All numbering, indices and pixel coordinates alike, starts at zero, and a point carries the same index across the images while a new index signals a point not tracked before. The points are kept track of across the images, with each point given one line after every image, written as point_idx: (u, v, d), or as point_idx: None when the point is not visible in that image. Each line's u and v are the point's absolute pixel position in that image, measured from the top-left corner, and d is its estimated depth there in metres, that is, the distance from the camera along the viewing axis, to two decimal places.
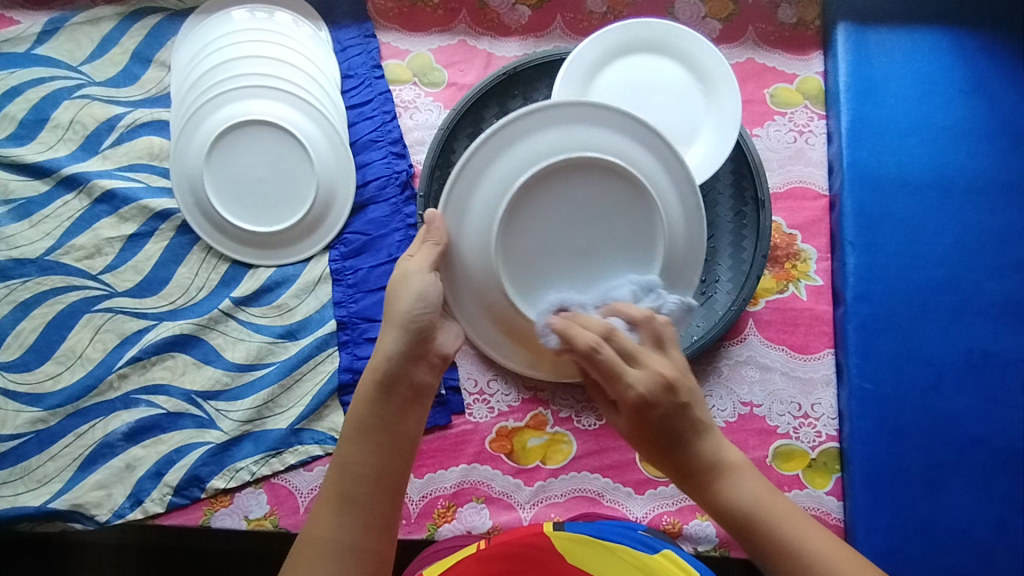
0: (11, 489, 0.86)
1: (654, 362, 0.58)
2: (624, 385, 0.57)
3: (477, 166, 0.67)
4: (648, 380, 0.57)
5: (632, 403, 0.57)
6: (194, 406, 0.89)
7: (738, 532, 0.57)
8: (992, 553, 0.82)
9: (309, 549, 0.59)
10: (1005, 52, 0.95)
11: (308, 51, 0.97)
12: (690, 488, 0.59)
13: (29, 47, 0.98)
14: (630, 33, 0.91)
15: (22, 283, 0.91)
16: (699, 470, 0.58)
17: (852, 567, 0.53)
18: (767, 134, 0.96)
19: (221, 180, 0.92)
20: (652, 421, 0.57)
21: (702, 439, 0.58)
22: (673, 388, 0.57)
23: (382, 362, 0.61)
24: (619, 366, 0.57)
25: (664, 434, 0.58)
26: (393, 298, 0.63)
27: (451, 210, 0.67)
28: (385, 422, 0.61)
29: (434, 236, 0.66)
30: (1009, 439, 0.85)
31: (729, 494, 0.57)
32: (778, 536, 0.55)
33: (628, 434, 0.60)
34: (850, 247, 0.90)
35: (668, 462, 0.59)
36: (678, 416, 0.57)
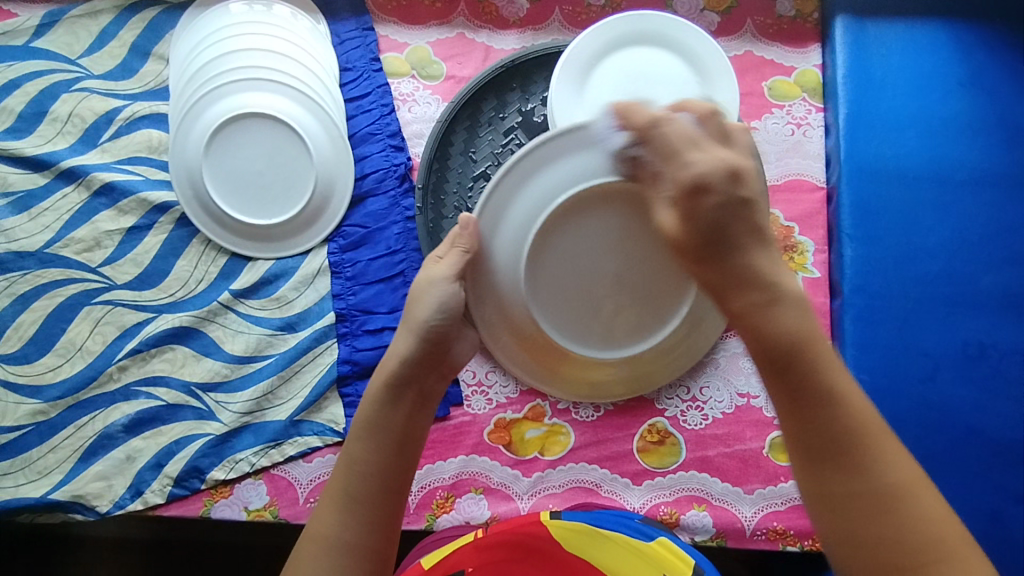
0: (11, 481, 0.86)
1: (713, 150, 0.56)
2: (681, 161, 0.55)
3: (518, 178, 0.63)
4: (710, 161, 0.55)
5: (686, 183, 0.54)
6: (194, 398, 0.89)
7: (776, 369, 0.53)
8: (988, 543, 0.82)
9: (310, 545, 0.57)
10: (1002, 44, 0.95)
11: (305, 44, 0.97)
12: (746, 302, 0.54)
13: (27, 40, 0.98)
14: (629, 25, 0.92)
15: (21, 276, 0.92)
16: (753, 281, 0.54)
17: (883, 431, 0.53)
18: (764, 127, 0.96)
19: (220, 173, 0.92)
20: (704, 211, 0.54)
21: (757, 251, 0.55)
22: (735, 177, 0.54)
23: (394, 364, 0.61)
24: (679, 146, 0.56)
25: (716, 234, 0.54)
26: (412, 304, 0.63)
27: (486, 220, 0.64)
28: (393, 423, 0.60)
29: (463, 241, 0.63)
30: (1004, 430, 0.85)
31: (787, 322, 0.53)
32: (819, 375, 0.52)
33: (671, 236, 0.56)
34: (847, 239, 0.91)
35: (714, 273, 0.54)
36: (738, 212, 0.54)
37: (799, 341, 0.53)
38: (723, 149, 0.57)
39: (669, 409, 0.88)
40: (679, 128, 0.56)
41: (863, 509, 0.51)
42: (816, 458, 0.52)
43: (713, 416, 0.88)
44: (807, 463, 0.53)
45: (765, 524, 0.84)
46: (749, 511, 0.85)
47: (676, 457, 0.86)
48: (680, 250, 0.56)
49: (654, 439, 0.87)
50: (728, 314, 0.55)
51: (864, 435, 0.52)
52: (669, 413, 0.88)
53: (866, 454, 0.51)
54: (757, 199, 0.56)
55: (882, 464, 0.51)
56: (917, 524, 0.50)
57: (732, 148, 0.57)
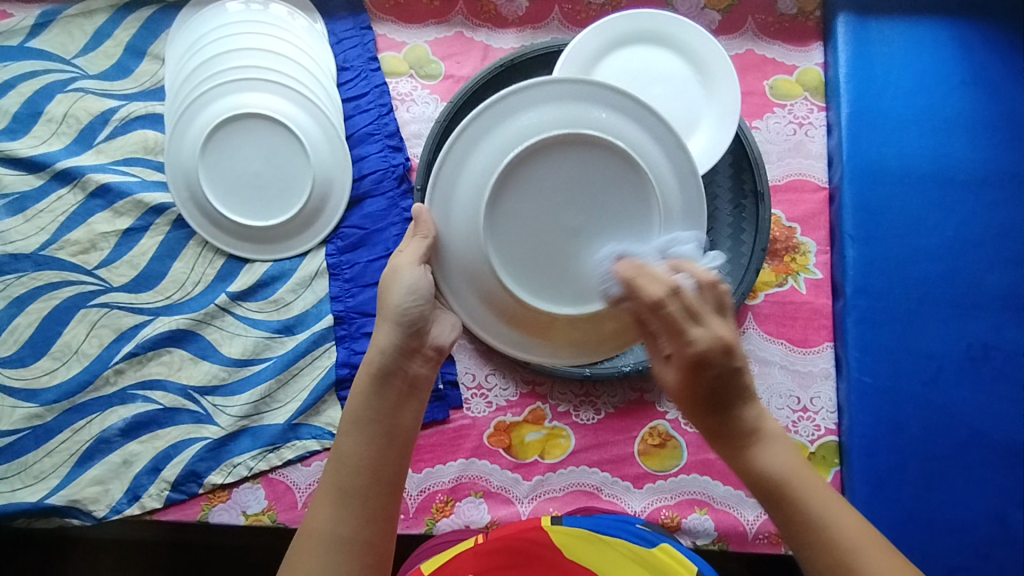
0: (7, 485, 0.85)
1: (718, 325, 0.53)
2: (685, 340, 0.52)
3: (459, 155, 0.66)
4: (710, 337, 0.52)
5: (692, 359, 0.52)
6: (191, 402, 0.89)
7: (769, 502, 0.53)
8: (991, 546, 0.82)
9: (304, 544, 0.55)
10: (1005, 43, 0.94)
11: (302, 43, 0.96)
12: (728, 451, 0.54)
13: (22, 40, 0.97)
14: (629, 24, 0.91)
15: (16, 279, 0.91)
16: (741, 433, 0.54)
17: (885, 556, 0.50)
18: (766, 126, 0.96)
19: (216, 173, 0.91)
20: (704, 380, 0.52)
21: (747, 405, 0.54)
22: (731, 351, 0.52)
23: (376, 355, 0.60)
24: (682, 322, 0.52)
25: (712, 393, 0.53)
26: (386, 294, 0.63)
27: (437, 201, 0.67)
28: (382, 414, 0.58)
29: (422, 230, 0.66)
30: (1008, 432, 0.85)
31: (767, 464, 0.53)
32: (813, 521, 0.51)
33: (670, 391, 0.55)
34: (849, 240, 0.90)
35: (706, 423, 0.54)
36: (732, 379, 0.53)
37: (789, 482, 0.52)
38: (732, 326, 0.54)
39: (670, 412, 0.88)
40: (681, 297, 0.53)
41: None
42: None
43: None
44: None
45: (768, 528, 0.84)
46: (750, 514, 0.84)
47: (677, 461, 0.86)
48: (677, 403, 0.56)
49: (655, 442, 0.87)
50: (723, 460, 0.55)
51: (868, 565, 0.49)
52: (670, 415, 0.88)
53: None
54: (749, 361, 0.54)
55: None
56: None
57: (726, 322, 0.53)
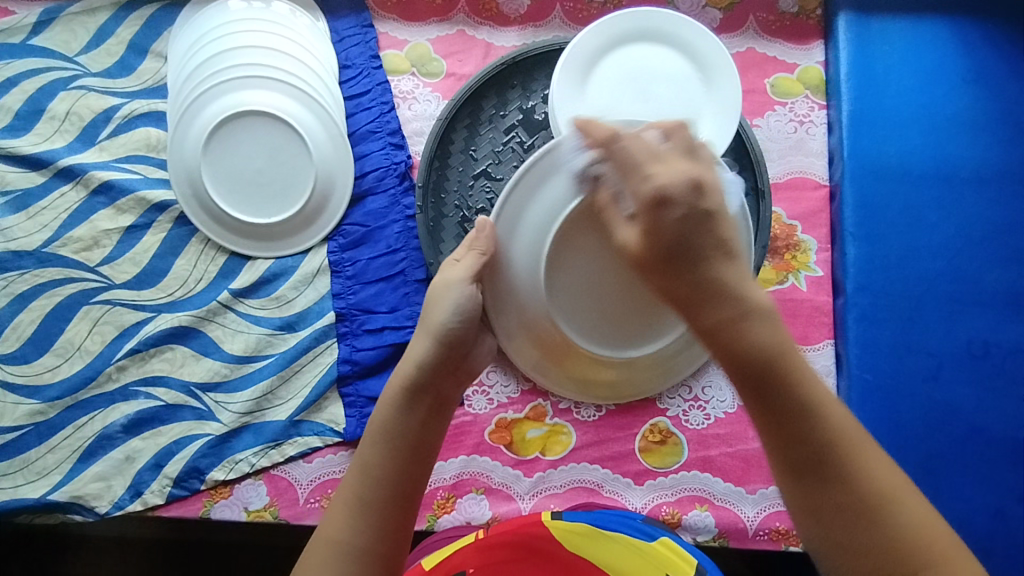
0: (10, 482, 0.86)
1: (674, 166, 0.58)
2: (643, 175, 0.58)
3: (520, 197, 0.69)
4: (672, 178, 0.57)
5: (648, 197, 0.56)
6: (193, 398, 0.89)
7: (754, 384, 0.55)
8: (992, 543, 0.82)
9: (321, 549, 0.57)
10: (1005, 41, 0.94)
11: (304, 41, 0.96)
12: (715, 319, 0.55)
13: (25, 38, 0.97)
14: (630, 22, 0.91)
15: (19, 276, 0.91)
16: (728, 310, 0.55)
17: (864, 440, 0.56)
18: (767, 124, 0.96)
19: (219, 171, 0.92)
20: (667, 228, 0.56)
21: (724, 263, 0.56)
22: (698, 189, 0.56)
23: (412, 369, 0.62)
24: (643, 165, 0.58)
25: (678, 248, 0.56)
26: (431, 308, 0.66)
27: (504, 218, 0.69)
28: (407, 430, 0.60)
29: (480, 245, 0.69)
30: (1008, 429, 0.85)
31: (759, 337, 0.54)
32: (800, 388, 0.55)
33: (634, 251, 0.58)
34: (850, 238, 0.90)
35: (669, 283, 0.57)
36: (695, 231, 0.56)
37: (779, 355, 0.54)
38: (684, 163, 0.59)
39: (671, 409, 0.88)
40: (638, 144, 0.59)
41: (847, 521, 0.54)
42: (802, 469, 0.55)
43: (715, 416, 0.88)
44: (798, 478, 0.55)
45: (768, 524, 0.84)
46: (751, 511, 0.84)
47: (678, 457, 0.86)
48: (648, 271, 0.58)
49: (655, 439, 0.87)
50: (700, 334, 0.57)
51: (846, 444, 0.54)
52: (671, 412, 0.88)
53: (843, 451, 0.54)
54: (721, 212, 0.57)
55: (868, 470, 0.54)
56: (894, 536, 0.53)
57: (692, 162, 0.59)
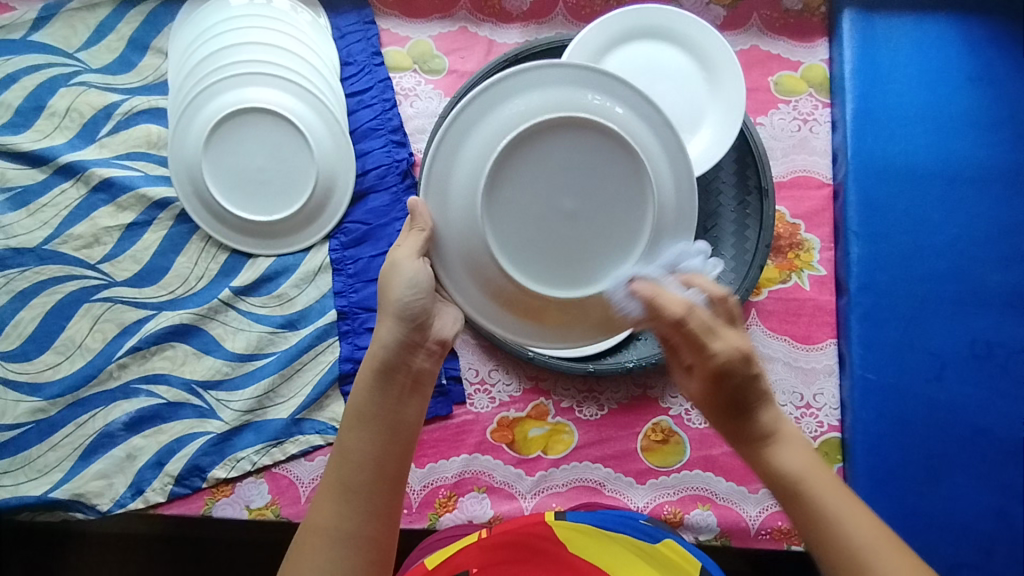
0: (11, 479, 0.85)
1: (731, 337, 0.55)
2: (707, 354, 0.54)
3: (453, 143, 0.60)
4: (730, 347, 0.54)
5: (710, 369, 0.54)
6: (194, 396, 0.89)
7: (788, 503, 0.54)
8: (993, 543, 0.82)
9: (308, 538, 0.54)
10: (1011, 40, 0.94)
11: (305, 37, 0.96)
12: (753, 456, 0.56)
13: (25, 34, 0.96)
14: (634, 19, 0.91)
15: (20, 273, 0.91)
16: (756, 436, 0.56)
17: (899, 557, 0.49)
18: (771, 123, 0.95)
19: (219, 169, 0.91)
20: (726, 388, 0.55)
21: (764, 406, 0.56)
22: (751, 359, 0.54)
23: (381, 350, 0.58)
24: (704, 338, 0.54)
25: (730, 404, 0.55)
26: (385, 287, 0.59)
27: (433, 189, 0.60)
28: (385, 410, 0.57)
29: (419, 222, 0.60)
30: (1011, 429, 0.85)
31: (784, 463, 0.54)
32: (826, 514, 0.51)
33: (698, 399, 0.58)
34: (853, 237, 0.90)
35: (726, 428, 0.57)
36: (750, 387, 0.55)
37: (800, 481, 0.53)
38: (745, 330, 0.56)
39: (673, 409, 0.88)
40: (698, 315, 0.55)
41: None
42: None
43: None
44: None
45: (770, 524, 0.84)
46: (753, 510, 0.84)
47: (679, 457, 0.86)
48: (702, 402, 0.58)
49: (657, 438, 0.87)
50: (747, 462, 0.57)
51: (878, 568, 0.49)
52: (673, 412, 0.88)
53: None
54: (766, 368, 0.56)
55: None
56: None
57: (739, 332, 0.55)
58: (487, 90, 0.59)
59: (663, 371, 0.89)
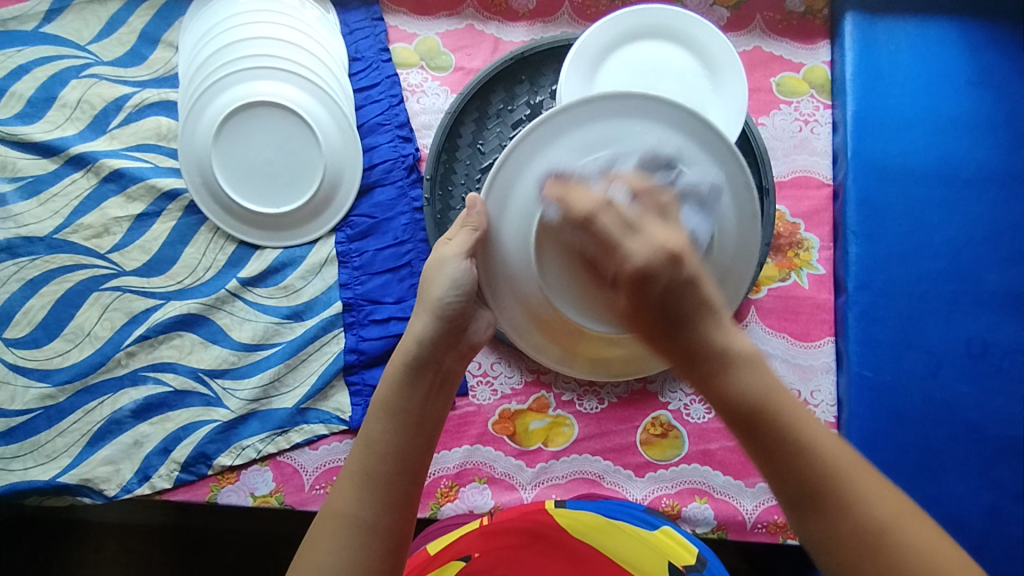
0: (20, 464, 0.87)
1: (655, 233, 0.54)
2: (622, 255, 0.54)
3: (527, 151, 0.63)
4: (649, 249, 0.53)
5: (630, 274, 0.53)
6: (201, 385, 0.90)
7: (746, 428, 0.50)
8: (986, 539, 0.83)
9: (326, 525, 0.54)
10: (1011, 43, 0.95)
11: (314, 33, 0.97)
12: (699, 375, 0.52)
13: (36, 26, 0.98)
14: (639, 19, 0.92)
15: (30, 262, 0.92)
16: (700, 351, 0.52)
17: (860, 469, 0.49)
18: (772, 123, 0.96)
19: (229, 162, 0.93)
20: (652, 297, 0.52)
21: (709, 321, 0.52)
22: (676, 260, 0.52)
23: (413, 346, 0.61)
24: (617, 237, 0.54)
25: (665, 311, 0.52)
26: (427, 284, 0.64)
27: (495, 196, 0.64)
28: (412, 405, 0.59)
29: (472, 221, 0.64)
30: (1005, 427, 0.86)
31: (740, 386, 0.50)
32: (791, 433, 0.49)
33: (626, 313, 0.56)
34: (852, 237, 0.91)
35: (664, 342, 0.53)
36: (686, 290, 0.52)
37: (763, 406, 0.49)
38: (682, 232, 0.55)
39: (672, 403, 0.89)
40: (616, 213, 0.55)
41: (851, 555, 0.47)
42: (802, 508, 0.49)
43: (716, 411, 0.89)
44: (796, 514, 0.49)
45: (767, 517, 0.85)
46: (750, 504, 0.85)
47: (678, 450, 0.87)
48: (636, 317, 0.55)
49: (657, 432, 0.88)
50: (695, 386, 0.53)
51: (836, 480, 0.48)
52: (672, 406, 0.89)
53: (842, 494, 0.48)
54: (702, 273, 0.53)
55: (867, 499, 0.48)
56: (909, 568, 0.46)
57: (668, 227, 0.55)
58: (576, 106, 0.61)
59: None
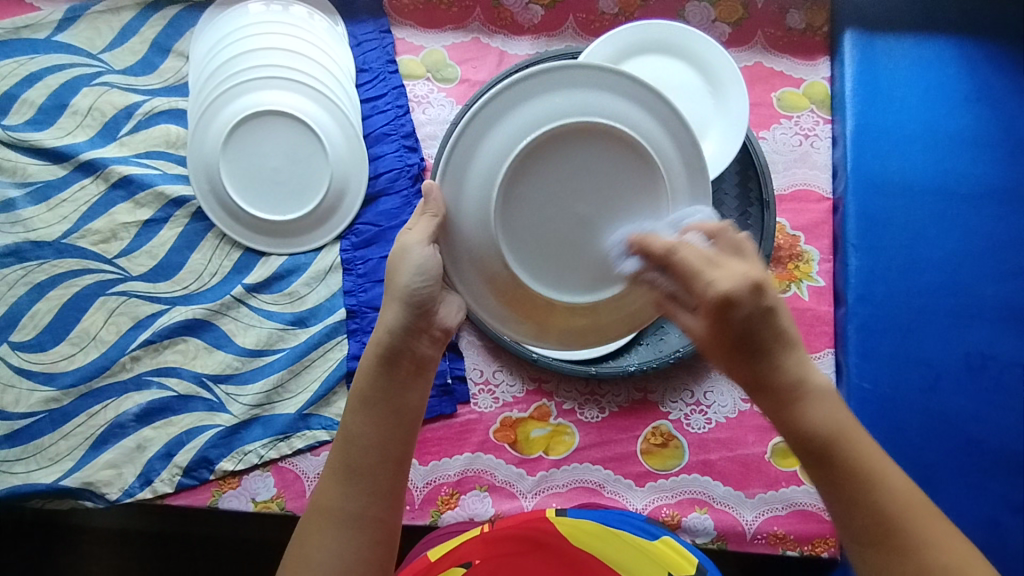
0: (23, 466, 0.87)
1: (734, 265, 0.49)
2: (702, 284, 0.48)
3: (481, 127, 0.55)
4: (734, 277, 0.48)
5: (712, 304, 0.48)
6: (204, 389, 0.91)
7: (816, 457, 0.50)
8: (985, 552, 0.83)
9: (317, 517, 0.57)
10: (1008, 61, 0.96)
11: (322, 44, 0.99)
12: (770, 404, 0.51)
13: (49, 34, 0.99)
14: (642, 34, 0.94)
15: (38, 266, 0.93)
16: (777, 382, 0.50)
17: (926, 509, 0.49)
18: (773, 137, 0.98)
19: (236, 169, 0.94)
20: (734, 323, 0.48)
21: (787, 353, 0.50)
22: (760, 289, 0.48)
23: (384, 335, 0.57)
24: (699, 268, 0.49)
25: (743, 342, 0.49)
26: (392, 271, 0.57)
27: (449, 178, 0.56)
28: (388, 396, 0.57)
29: (432, 208, 0.56)
30: (1004, 440, 0.87)
31: (815, 419, 0.50)
32: (861, 471, 0.49)
33: (695, 334, 0.51)
34: (852, 249, 0.92)
35: (740, 370, 0.51)
36: (762, 324, 0.49)
37: (833, 441, 0.50)
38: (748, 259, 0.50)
39: (673, 413, 0.90)
40: (691, 250, 0.50)
41: None
42: (864, 542, 0.50)
43: (716, 421, 0.89)
44: (862, 549, 0.50)
45: (766, 528, 0.85)
46: (750, 515, 0.86)
47: (678, 460, 0.88)
48: (705, 346, 0.52)
49: (657, 442, 0.88)
50: (765, 414, 0.53)
51: (904, 519, 0.48)
52: (673, 416, 0.89)
53: (904, 535, 0.48)
54: (784, 304, 0.50)
55: (930, 541, 0.48)
56: None
57: (747, 261, 0.49)
58: (529, 77, 0.54)
59: (663, 377, 0.91)
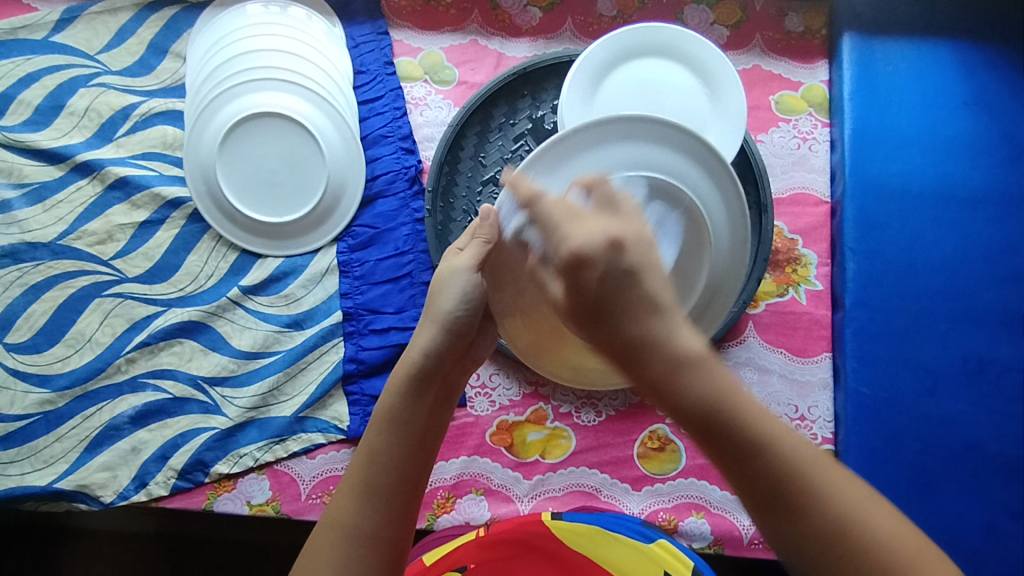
0: (18, 469, 0.87)
1: (595, 222, 0.49)
2: (559, 242, 0.49)
3: (542, 168, 0.61)
4: (585, 235, 0.48)
5: (565, 257, 0.47)
6: (200, 392, 0.90)
7: (703, 437, 0.46)
8: (983, 557, 0.83)
9: (328, 534, 0.55)
10: (1007, 65, 0.96)
11: (320, 45, 0.98)
12: (656, 372, 0.46)
13: (46, 34, 0.99)
14: (639, 36, 0.93)
15: (33, 267, 0.93)
16: (644, 359, 0.47)
17: (819, 461, 0.47)
18: (771, 140, 0.97)
19: (233, 171, 0.94)
20: (588, 287, 0.46)
21: (654, 318, 0.47)
22: (618, 245, 0.47)
23: (420, 357, 0.59)
24: (558, 225, 0.50)
25: (603, 304, 0.46)
26: (437, 293, 0.61)
27: (511, 205, 0.60)
28: (416, 419, 0.58)
29: (485, 231, 0.60)
30: (1002, 445, 0.86)
31: (697, 391, 0.46)
32: (747, 441, 0.46)
33: (561, 306, 0.49)
34: (850, 253, 0.92)
35: (604, 342, 0.48)
36: (625, 281, 0.46)
37: (719, 416, 0.46)
38: (611, 217, 0.50)
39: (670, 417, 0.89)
40: (560, 204, 0.51)
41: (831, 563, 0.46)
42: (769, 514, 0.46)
43: None
44: (764, 516, 0.47)
45: None
46: (747, 519, 0.85)
47: (675, 464, 0.87)
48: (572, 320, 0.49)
49: (654, 446, 0.88)
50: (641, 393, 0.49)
51: (801, 481, 0.46)
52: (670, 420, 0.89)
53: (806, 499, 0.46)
54: (648, 262, 0.48)
55: (835, 492, 0.46)
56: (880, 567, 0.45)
57: (620, 219, 0.49)
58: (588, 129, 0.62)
59: None
